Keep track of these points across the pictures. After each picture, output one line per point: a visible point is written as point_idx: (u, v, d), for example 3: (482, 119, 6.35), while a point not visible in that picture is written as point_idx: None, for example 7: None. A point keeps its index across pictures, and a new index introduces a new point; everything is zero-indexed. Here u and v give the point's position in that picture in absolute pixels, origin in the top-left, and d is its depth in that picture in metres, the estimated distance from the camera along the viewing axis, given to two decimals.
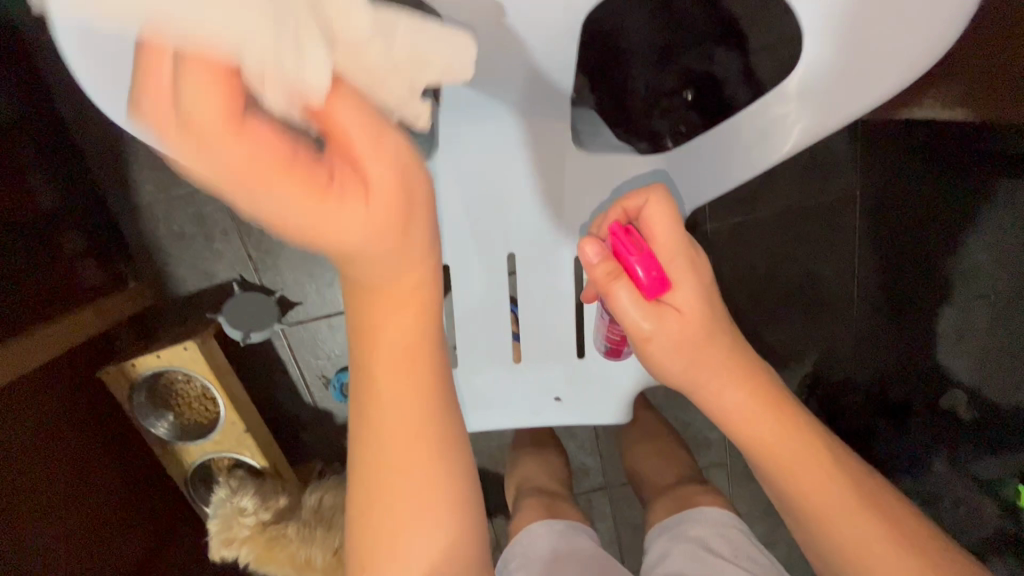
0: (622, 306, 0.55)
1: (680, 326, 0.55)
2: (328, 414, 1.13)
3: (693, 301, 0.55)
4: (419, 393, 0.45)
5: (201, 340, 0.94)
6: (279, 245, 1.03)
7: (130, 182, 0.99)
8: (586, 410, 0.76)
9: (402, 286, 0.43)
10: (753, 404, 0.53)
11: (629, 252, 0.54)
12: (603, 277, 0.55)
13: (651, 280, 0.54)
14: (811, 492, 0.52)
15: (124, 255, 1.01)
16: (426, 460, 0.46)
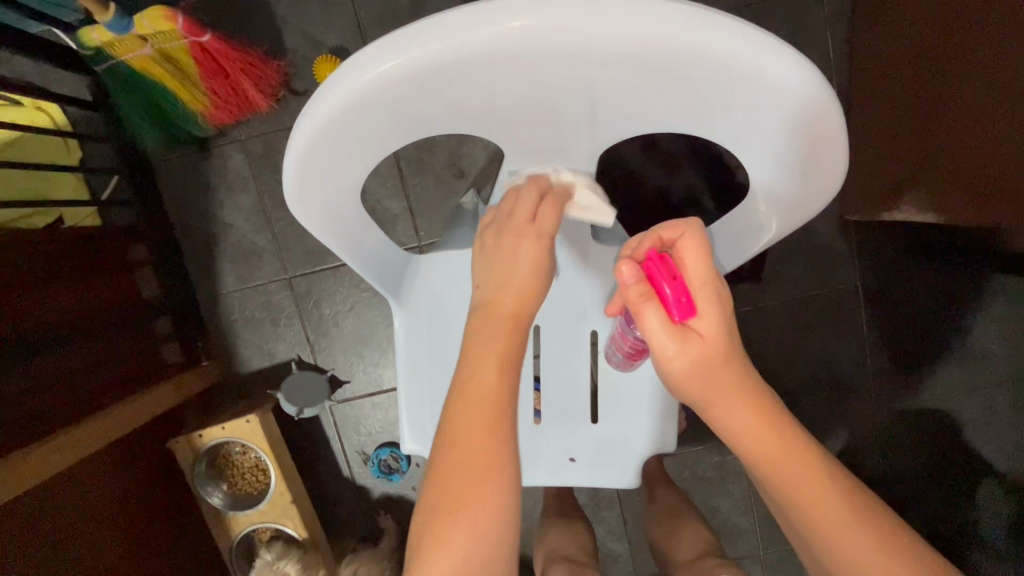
0: (650, 329, 0.50)
1: (706, 354, 0.50)
2: (365, 489, 1.19)
3: (722, 332, 0.50)
4: (500, 360, 0.56)
5: (261, 414, 1.04)
6: (335, 329, 1.16)
7: (215, 274, 1.16)
8: (601, 475, 0.82)
9: (519, 287, 0.58)
10: (771, 435, 0.51)
11: (661, 272, 0.50)
12: (634, 297, 0.50)
13: (680, 302, 0.49)
14: (830, 529, 0.51)
15: (200, 337, 1.16)
16: (485, 450, 0.54)
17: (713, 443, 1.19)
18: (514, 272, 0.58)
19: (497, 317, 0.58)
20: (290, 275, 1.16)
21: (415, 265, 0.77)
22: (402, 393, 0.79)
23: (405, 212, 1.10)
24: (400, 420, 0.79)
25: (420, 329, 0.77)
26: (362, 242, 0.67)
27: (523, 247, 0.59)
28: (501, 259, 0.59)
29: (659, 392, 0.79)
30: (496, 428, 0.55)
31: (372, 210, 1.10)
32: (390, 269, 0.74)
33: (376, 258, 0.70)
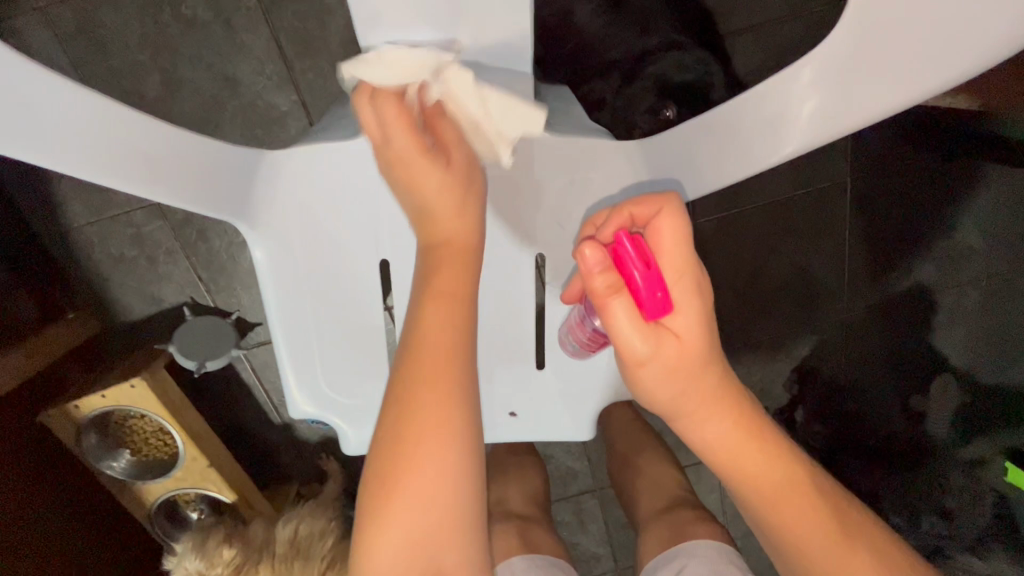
0: (617, 324, 0.42)
1: (677, 359, 0.43)
2: (300, 435, 1.07)
3: (699, 322, 0.43)
4: (446, 298, 0.47)
5: (151, 375, 0.86)
6: (232, 263, 0.94)
7: (56, 204, 0.89)
8: (548, 427, 0.67)
9: (446, 209, 0.50)
10: (750, 448, 0.45)
11: (630, 255, 0.42)
12: (600, 290, 0.42)
13: (655, 296, 0.42)
14: (809, 551, 0.46)
15: (60, 285, 0.92)
16: (441, 400, 0.44)
17: None
18: (423, 189, 0.50)
19: (433, 249, 0.50)
20: (159, 200, 0.90)
21: (268, 168, 0.54)
22: (281, 348, 0.58)
23: (297, 110, 0.84)
24: (283, 375, 0.59)
25: (296, 262, 0.56)
26: (140, 152, 0.46)
27: (410, 160, 0.49)
28: (422, 172, 0.49)
29: None
30: (450, 366, 0.45)
31: (251, 109, 0.83)
32: (229, 184, 0.51)
33: (174, 165, 0.48)
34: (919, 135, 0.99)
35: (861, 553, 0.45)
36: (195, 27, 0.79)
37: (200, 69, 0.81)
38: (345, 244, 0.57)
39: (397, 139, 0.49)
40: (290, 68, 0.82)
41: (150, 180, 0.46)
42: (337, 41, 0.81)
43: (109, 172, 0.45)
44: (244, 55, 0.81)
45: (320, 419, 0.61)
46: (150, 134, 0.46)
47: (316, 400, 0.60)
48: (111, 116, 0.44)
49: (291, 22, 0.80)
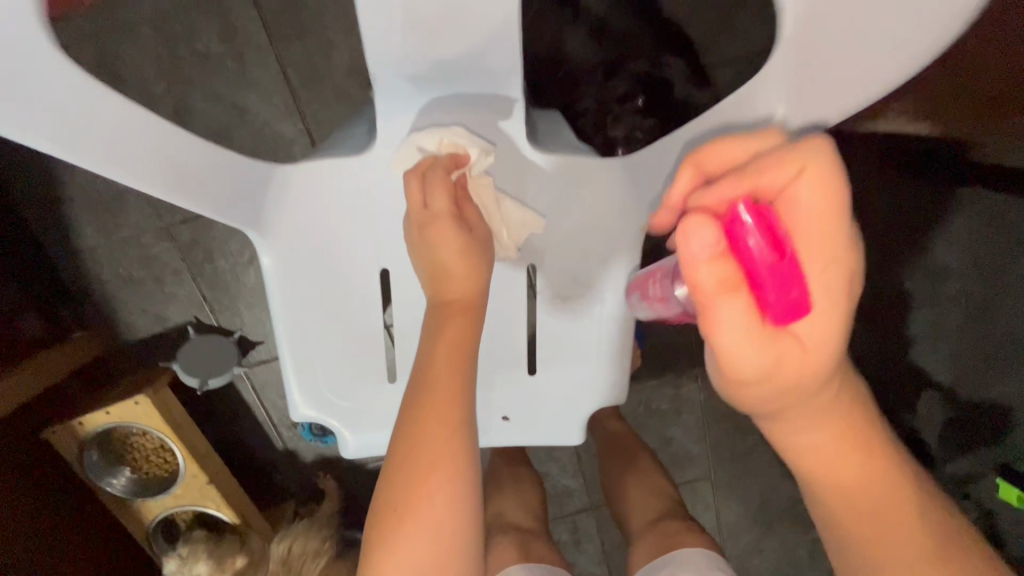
0: (723, 329, 0.34)
1: (794, 369, 0.36)
2: (298, 453, 1.08)
3: (833, 322, 0.36)
4: (456, 353, 0.51)
5: (155, 392, 0.88)
6: (235, 282, 0.97)
7: (68, 227, 0.92)
8: (540, 433, 0.69)
9: (457, 270, 0.53)
10: (845, 454, 0.43)
11: (753, 236, 0.34)
12: (710, 284, 0.34)
13: (784, 292, 0.34)
14: (896, 566, 0.43)
15: (69, 304, 0.95)
16: (443, 449, 0.48)
17: (667, 377, 1.14)
18: (442, 254, 0.52)
19: (444, 309, 0.53)
20: (167, 222, 0.93)
21: (281, 182, 0.57)
22: (284, 351, 0.60)
23: (302, 137, 0.88)
24: (284, 378, 0.61)
25: (302, 269, 0.58)
26: (172, 162, 0.51)
27: (437, 236, 0.53)
28: (442, 232, 0.52)
29: (612, 338, 0.66)
30: (457, 418, 0.49)
31: (259, 136, 0.88)
32: (244, 193, 0.55)
33: (200, 175, 0.52)
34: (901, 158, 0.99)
35: (952, 573, 0.43)
36: (208, 61, 0.84)
37: (212, 99, 0.86)
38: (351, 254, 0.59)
39: (417, 198, 0.53)
40: (296, 98, 0.87)
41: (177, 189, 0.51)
42: (341, 73, 0.86)
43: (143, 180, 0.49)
44: (254, 86, 0.86)
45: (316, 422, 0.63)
46: (184, 147, 0.51)
47: (317, 405, 0.63)
48: (150, 130, 0.49)
49: (298, 56, 0.85)
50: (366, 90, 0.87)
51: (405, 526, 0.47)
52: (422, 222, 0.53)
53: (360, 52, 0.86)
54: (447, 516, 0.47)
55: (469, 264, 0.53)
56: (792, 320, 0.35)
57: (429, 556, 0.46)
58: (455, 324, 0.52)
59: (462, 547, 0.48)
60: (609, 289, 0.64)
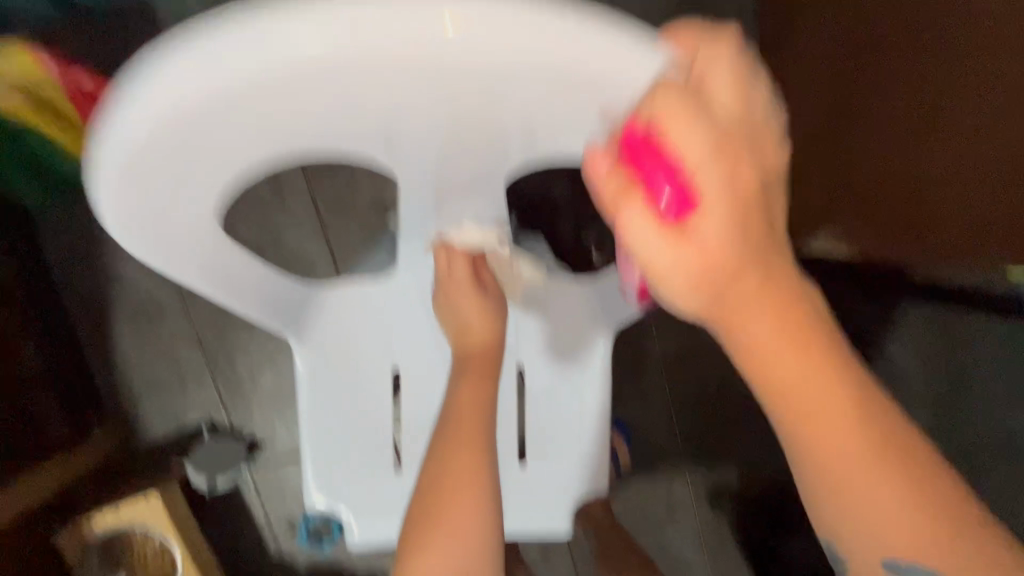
0: (631, 230, 0.37)
1: (703, 267, 0.36)
2: (293, 560, 1.08)
3: (732, 207, 0.36)
4: (477, 389, 0.61)
5: (163, 493, 0.93)
6: (252, 385, 1.05)
7: (109, 334, 1.02)
8: (529, 518, 0.71)
9: (478, 326, 0.63)
10: (806, 364, 0.38)
11: (647, 141, 0.37)
12: (611, 192, 0.38)
13: (675, 188, 0.36)
14: (859, 489, 0.40)
15: (95, 406, 1.02)
16: (473, 463, 0.55)
17: (658, 477, 1.18)
18: (463, 315, 0.63)
19: (466, 359, 0.63)
20: (198, 331, 1.04)
21: (317, 301, 0.66)
22: (306, 446, 0.67)
23: (326, 257, 1.03)
24: (303, 471, 0.67)
25: (329, 373, 0.67)
26: (232, 281, 0.56)
27: (458, 299, 0.62)
28: (463, 299, 0.62)
29: (595, 428, 0.71)
30: (480, 438, 0.57)
31: (289, 257, 1.02)
32: (289, 307, 0.64)
33: (259, 291, 0.59)
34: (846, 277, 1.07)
35: (912, 493, 0.39)
36: (253, 197, 1.01)
37: (253, 227, 1.02)
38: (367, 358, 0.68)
39: (441, 267, 0.62)
40: (324, 225, 1.03)
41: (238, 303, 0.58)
42: (363, 204, 1.03)
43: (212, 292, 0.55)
44: (290, 217, 1.02)
45: (330, 513, 0.69)
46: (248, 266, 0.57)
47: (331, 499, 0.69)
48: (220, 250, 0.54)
49: (328, 193, 1.03)
50: (383, 218, 1.04)
51: (431, 544, 0.51)
52: (447, 289, 0.62)
53: (380, 190, 1.03)
54: (475, 523, 0.53)
55: (486, 328, 0.64)
56: (687, 212, 0.36)
57: (458, 559, 0.51)
58: (469, 388, 0.61)
59: (486, 552, 0.53)
60: (586, 381, 0.70)
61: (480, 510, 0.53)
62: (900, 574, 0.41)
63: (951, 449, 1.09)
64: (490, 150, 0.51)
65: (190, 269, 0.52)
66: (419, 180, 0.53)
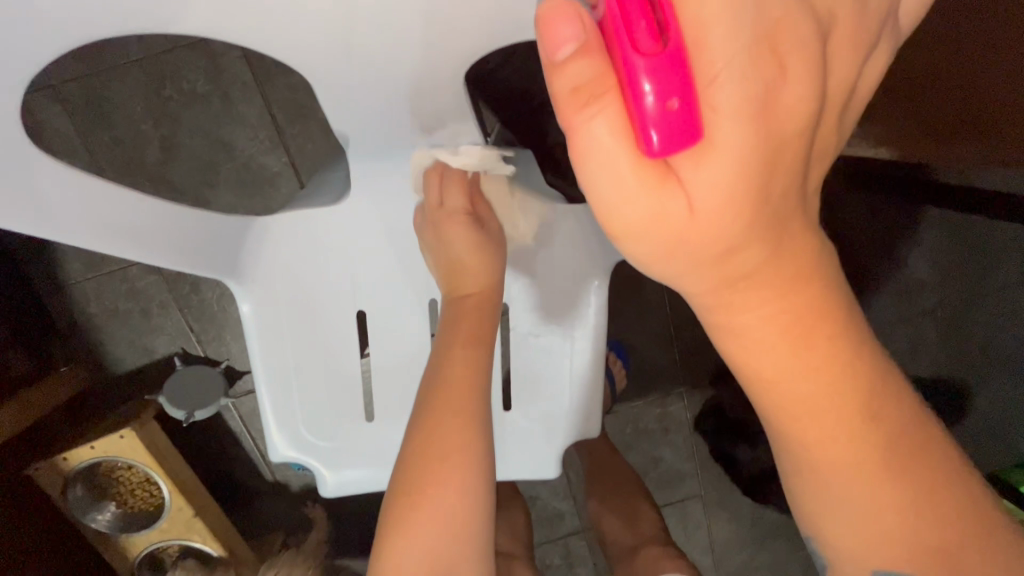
0: (591, 160, 0.27)
1: (688, 228, 0.27)
2: (286, 482, 1.08)
3: (747, 145, 0.25)
4: (473, 335, 0.56)
5: (140, 425, 0.88)
6: (222, 313, 0.98)
7: (56, 262, 0.93)
8: (517, 467, 0.65)
9: (475, 262, 0.57)
10: (804, 362, 0.32)
11: (629, 35, 0.25)
12: (568, 97, 0.27)
13: (665, 113, 0.25)
14: (843, 492, 0.37)
15: (55, 338, 0.95)
16: (458, 421, 0.54)
17: (652, 396, 1.15)
18: (457, 249, 0.57)
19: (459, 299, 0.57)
20: None
21: (257, 232, 0.55)
22: (263, 397, 0.58)
23: (287, 170, 0.91)
24: (264, 424, 0.59)
25: (280, 315, 0.57)
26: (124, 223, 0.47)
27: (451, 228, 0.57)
28: (455, 230, 0.57)
29: (588, 370, 0.62)
30: (469, 395, 0.55)
31: (245, 170, 0.90)
32: (216, 241, 0.52)
33: (163, 230, 0.49)
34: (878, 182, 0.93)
35: (903, 498, 0.37)
36: (194, 99, 0.87)
37: (198, 135, 0.88)
38: (325, 294, 0.58)
39: (433, 197, 0.56)
40: (281, 132, 0.89)
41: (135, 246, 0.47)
42: (324, 107, 0.89)
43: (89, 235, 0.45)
44: (240, 122, 0.88)
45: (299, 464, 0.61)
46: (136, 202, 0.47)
47: (294, 445, 0.60)
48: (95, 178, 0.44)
49: (282, 93, 0.88)
50: None
51: (419, 504, 0.52)
52: (438, 220, 0.57)
53: None
54: (461, 481, 0.53)
55: (481, 259, 0.58)
56: (679, 148, 0.26)
57: (443, 513, 0.52)
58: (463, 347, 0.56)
59: (473, 504, 0.54)
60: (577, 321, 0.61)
61: (465, 469, 0.53)
62: (878, 573, 0.39)
63: (959, 363, 1.05)
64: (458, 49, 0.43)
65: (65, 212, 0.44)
66: (392, 85, 0.45)
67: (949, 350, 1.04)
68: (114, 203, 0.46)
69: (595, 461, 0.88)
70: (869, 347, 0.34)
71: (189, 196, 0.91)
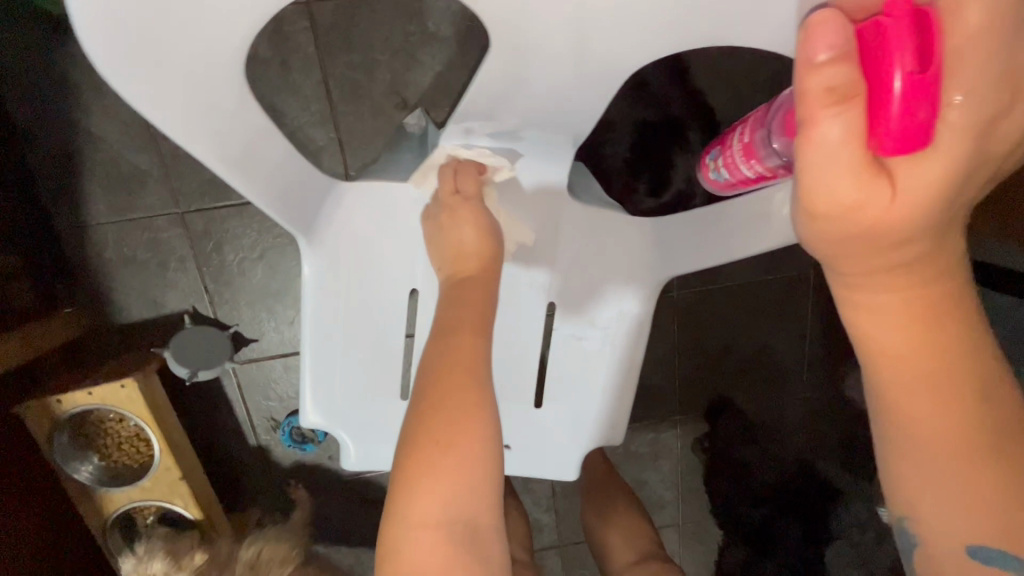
0: (826, 149, 0.32)
1: (885, 215, 0.34)
2: (272, 458, 1.06)
3: (951, 154, 0.33)
4: (477, 318, 0.53)
5: (142, 376, 0.86)
6: (241, 277, 0.97)
7: (79, 201, 0.91)
8: (539, 464, 0.67)
9: (476, 248, 0.55)
10: (913, 331, 0.37)
11: (899, 54, 0.31)
12: (819, 94, 0.32)
13: (910, 120, 0.31)
14: (937, 466, 0.39)
15: (64, 278, 0.93)
16: (462, 405, 0.49)
17: (647, 420, 1.17)
18: (461, 234, 0.55)
19: (462, 281, 0.55)
20: (182, 209, 0.93)
21: (333, 195, 0.57)
22: (307, 358, 0.60)
23: (332, 145, 0.92)
24: (301, 385, 0.60)
25: (338, 280, 0.58)
26: (248, 151, 0.50)
27: (459, 220, 0.55)
28: (465, 218, 0.55)
29: (622, 379, 0.64)
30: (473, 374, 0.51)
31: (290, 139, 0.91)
32: (298, 196, 0.55)
33: (271, 171, 0.52)
34: None
35: (1000, 478, 0.38)
36: (254, 62, 0.87)
37: None
38: (383, 266, 0.60)
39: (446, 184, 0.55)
40: (332, 108, 0.90)
41: (247, 176, 0.50)
42: (380, 90, 0.90)
43: (216, 153, 0.48)
44: (293, 91, 0.89)
45: (327, 431, 0.62)
46: (264, 136, 0.51)
47: (326, 413, 0.62)
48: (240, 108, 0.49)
49: (340, 69, 0.89)
50: (401, 109, 0.91)
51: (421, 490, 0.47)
52: (453, 207, 0.55)
53: (401, 77, 0.90)
54: (467, 473, 0.48)
55: (485, 243, 0.55)
56: (905, 151, 0.33)
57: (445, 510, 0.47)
58: (468, 325, 0.53)
59: (477, 497, 0.48)
60: (621, 329, 0.63)
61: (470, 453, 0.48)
62: (977, 560, 0.40)
63: None
64: (576, 49, 0.48)
65: (202, 128, 0.47)
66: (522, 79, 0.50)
67: None
68: (245, 130, 0.50)
69: (594, 474, 0.89)
70: (972, 325, 0.38)
71: None
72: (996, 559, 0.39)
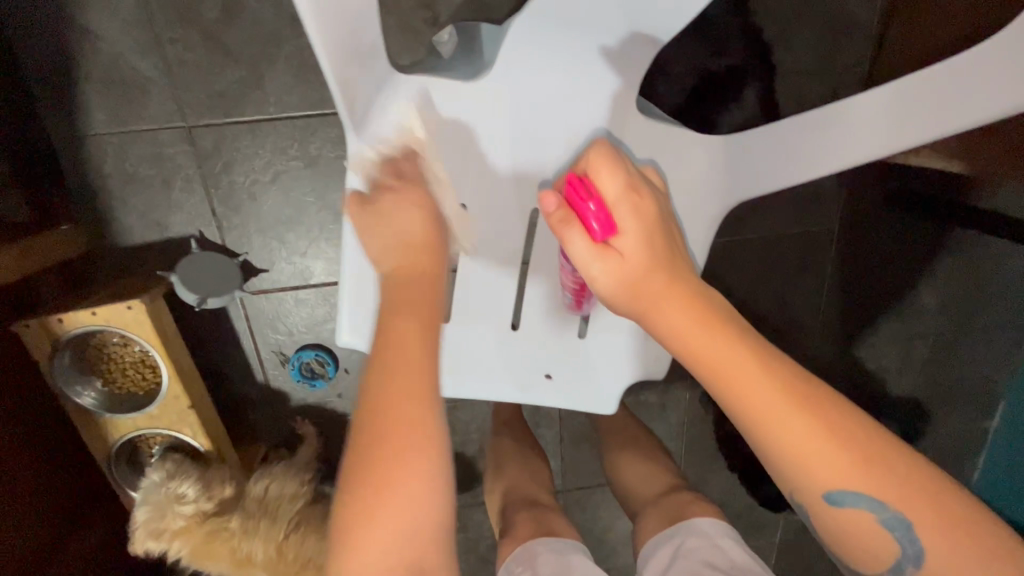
0: (574, 249, 0.52)
1: (627, 271, 0.51)
2: (282, 395, 1.03)
3: (642, 237, 0.52)
4: (424, 322, 0.49)
5: (149, 300, 0.81)
6: (251, 203, 0.91)
7: (76, 107, 0.83)
8: (577, 396, 0.70)
9: (417, 239, 0.53)
10: (705, 333, 0.48)
11: (583, 197, 0.52)
12: (556, 222, 0.52)
13: (600, 221, 0.52)
14: (781, 432, 0.45)
15: (60, 192, 0.86)
16: (404, 405, 0.46)
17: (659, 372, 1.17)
18: (404, 222, 0.54)
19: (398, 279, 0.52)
20: (190, 123, 0.86)
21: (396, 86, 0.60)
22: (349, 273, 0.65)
23: None
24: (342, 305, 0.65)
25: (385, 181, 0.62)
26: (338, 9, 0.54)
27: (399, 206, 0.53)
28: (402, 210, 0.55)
29: None
30: (422, 371, 0.47)
31: (309, 51, 0.85)
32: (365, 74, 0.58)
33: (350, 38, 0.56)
34: (888, 192, 1.04)
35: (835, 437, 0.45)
36: None
37: (267, 2, 0.82)
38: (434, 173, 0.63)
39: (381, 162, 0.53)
40: None
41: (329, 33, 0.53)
42: (409, 3, 0.83)
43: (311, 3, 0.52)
44: None
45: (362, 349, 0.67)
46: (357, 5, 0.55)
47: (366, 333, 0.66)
48: None
49: None
50: (431, 26, 0.84)
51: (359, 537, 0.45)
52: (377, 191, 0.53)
53: None
54: (411, 510, 0.45)
55: (429, 230, 0.54)
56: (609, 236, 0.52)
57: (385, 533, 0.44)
58: (414, 326, 0.49)
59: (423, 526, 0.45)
60: None
61: (428, 471, 0.45)
62: (840, 505, 0.46)
63: (936, 382, 1.16)
64: None
65: None
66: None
67: (930, 369, 1.15)
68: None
69: None
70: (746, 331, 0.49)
71: (242, 65, 0.84)
72: (854, 501, 0.45)
